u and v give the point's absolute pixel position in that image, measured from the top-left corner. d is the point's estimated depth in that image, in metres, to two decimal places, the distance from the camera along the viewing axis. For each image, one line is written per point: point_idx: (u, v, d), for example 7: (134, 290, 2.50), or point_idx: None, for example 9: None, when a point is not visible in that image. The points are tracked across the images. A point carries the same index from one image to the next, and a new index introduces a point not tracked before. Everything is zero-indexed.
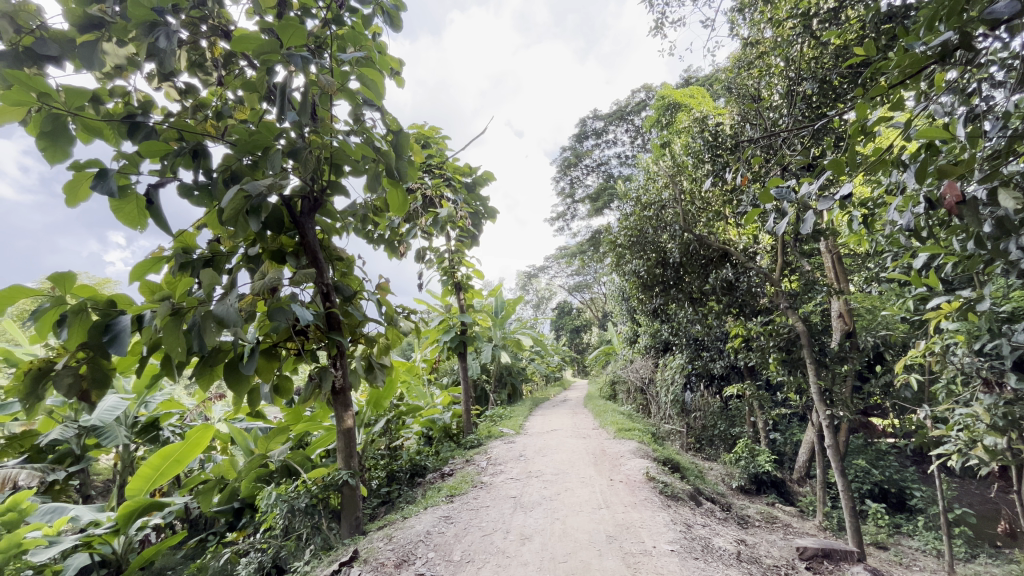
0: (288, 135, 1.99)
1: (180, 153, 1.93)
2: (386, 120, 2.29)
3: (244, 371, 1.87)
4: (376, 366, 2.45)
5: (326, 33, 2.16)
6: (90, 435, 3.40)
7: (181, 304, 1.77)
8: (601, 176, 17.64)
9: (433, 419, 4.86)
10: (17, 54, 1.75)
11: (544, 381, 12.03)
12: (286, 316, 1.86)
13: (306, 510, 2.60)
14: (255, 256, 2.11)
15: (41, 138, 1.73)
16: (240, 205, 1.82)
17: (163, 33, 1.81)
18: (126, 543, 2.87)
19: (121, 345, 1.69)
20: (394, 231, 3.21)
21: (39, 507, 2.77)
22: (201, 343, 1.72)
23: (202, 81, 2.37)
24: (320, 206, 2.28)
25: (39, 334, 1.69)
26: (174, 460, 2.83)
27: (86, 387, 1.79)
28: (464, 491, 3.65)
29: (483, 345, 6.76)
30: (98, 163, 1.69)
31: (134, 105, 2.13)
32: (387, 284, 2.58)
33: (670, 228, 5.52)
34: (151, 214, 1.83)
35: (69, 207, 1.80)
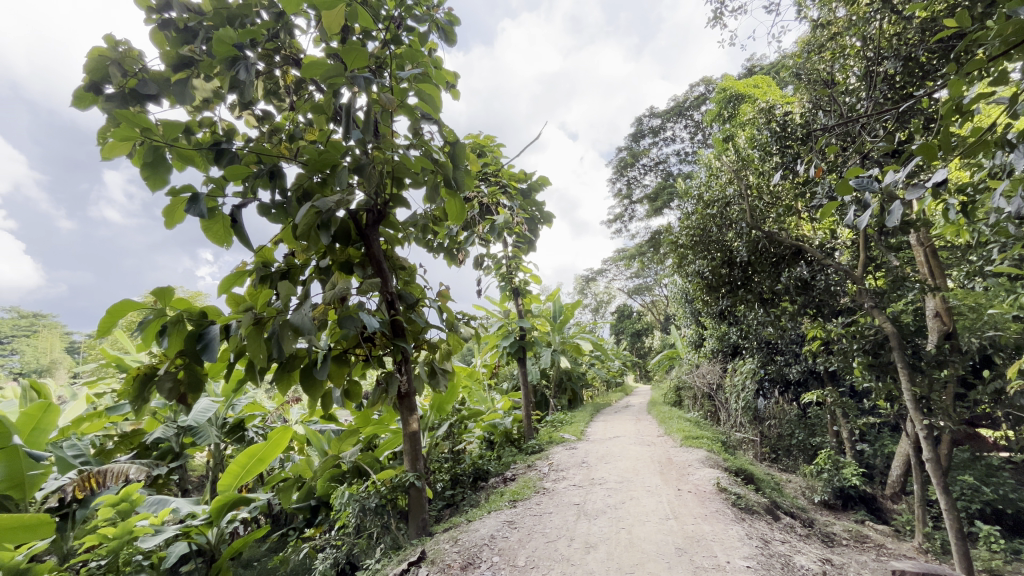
0: (352, 152, 2.10)
1: (259, 175, 2.09)
2: (443, 132, 2.37)
3: (318, 376, 1.98)
4: (439, 372, 2.53)
5: (386, 53, 2.27)
6: (187, 435, 3.72)
7: (262, 314, 1.92)
8: (659, 175, 17.15)
9: (494, 424, 4.90)
10: (124, 95, 1.99)
11: (605, 387, 11.80)
12: (354, 324, 1.96)
13: (376, 510, 2.69)
14: (326, 268, 2.24)
15: (144, 168, 1.95)
16: (312, 220, 1.94)
17: (242, 66, 1.99)
18: (219, 534, 3.09)
19: (211, 353, 1.85)
20: (452, 239, 3.31)
21: (145, 499, 2.97)
22: (280, 350, 1.85)
23: (277, 107, 2.56)
24: (384, 218, 2.39)
25: (144, 343, 1.89)
26: (257, 459, 3.06)
27: (183, 391, 1.97)
28: (527, 496, 3.65)
29: (542, 350, 6.75)
30: (190, 188, 1.87)
31: (220, 134, 2.34)
32: (447, 292, 2.65)
33: (736, 226, 5.19)
34: (235, 232, 1.99)
35: (168, 229, 2.01)
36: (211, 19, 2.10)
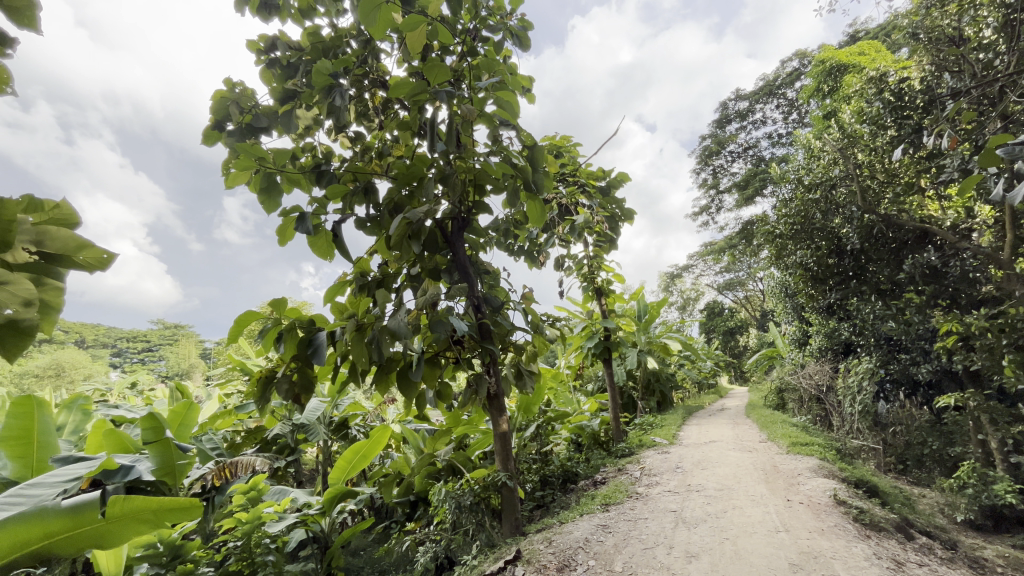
0: (437, 164, 2.20)
1: (355, 191, 2.25)
2: (522, 137, 2.40)
3: (413, 377, 2.10)
4: (525, 374, 2.56)
5: (464, 67, 2.36)
6: (300, 432, 4.05)
7: (363, 321, 2.07)
8: (750, 161, 16.02)
9: (582, 426, 4.85)
10: (242, 130, 2.26)
11: (697, 388, 11.18)
12: (445, 328, 2.05)
13: (471, 508, 2.76)
14: (416, 276, 2.36)
15: (260, 193, 2.19)
16: (404, 231, 2.05)
17: (337, 93, 2.16)
18: (331, 523, 3.35)
19: (320, 358, 2.03)
20: (533, 241, 3.34)
21: (270, 489, 3.33)
22: (380, 354, 1.98)
23: (367, 127, 2.75)
24: (468, 224, 2.47)
25: (265, 349, 2.11)
26: (362, 455, 3.30)
27: (297, 392, 2.18)
28: (620, 500, 3.56)
29: (628, 351, 6.57)
30: (297, 208, 2.07)
31: (320, 157, 2.57)
32: (531, 294, 2.68)
33: (843, 210, 4.96)
34: (337, 246, 2.17)
35: (281, 246, 2.23)
36: (310, 54, 2.32)
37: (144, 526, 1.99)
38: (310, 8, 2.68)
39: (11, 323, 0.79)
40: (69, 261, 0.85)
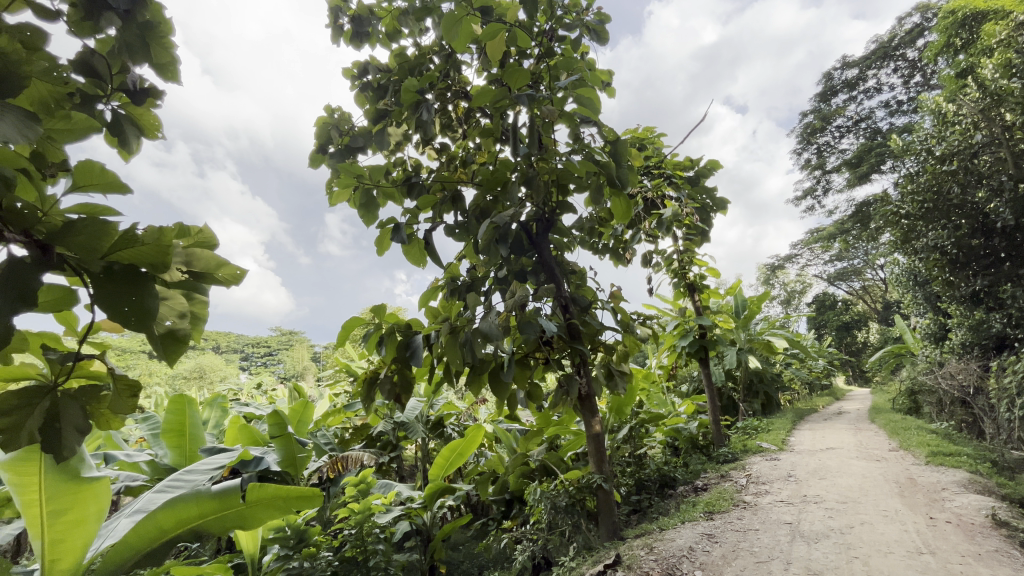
0: (520, 167, 2.23)
1: (443, 200, 2.35)
2: (604, 132, 2.37)
3: (506, 378, 2.13)
4: (617, 374, 2.51)
5: (543, 68, 2.37)
6: (400, 429, 4.27)
7: (456, 324, 2.14)
8: (863, 134, 14.34)
9: (679, 429, 4.64)
10: (342, 151, 2.47)
11: (807, 390, 10.18)
12: (534, 329, 2.07)
13: (567, 509, 2.75)
14: (504, 279, 2.41)
15: (360, 208, 2.37)
16: (492, 235, 2.10)
17: (424, 108, 2.28)
18: (432, 517, 3.50)
19: (418, 360, 2.14)
20: (618, 238, 3.26)
21: (377, 482, 3.51)
22: (473, 355, 2.04)
23: (451, 138, 2.87)
24: (552, 225, 2.48)
25: (368, 352, 2.27)
26: (458, 454, 3.44)
27: (398, 392, 2.30)
28: (725, 509, 3.35)
29: (726, 349, 6.17)
30: (393, 220, 2.21)
31: (410, 170, 2.72)
32: (620, 293, 2.62)
33: (990, 181, 4.31)
34: (429, 254, 2.28)
35: (379, 256, 2.40)
36: (398, 73, 2.47)
37: (273, 512, 2.23)
38: (396, 31, 2.84)
39: (170, 332, 0.93)
40: (212, 279, 0.98)
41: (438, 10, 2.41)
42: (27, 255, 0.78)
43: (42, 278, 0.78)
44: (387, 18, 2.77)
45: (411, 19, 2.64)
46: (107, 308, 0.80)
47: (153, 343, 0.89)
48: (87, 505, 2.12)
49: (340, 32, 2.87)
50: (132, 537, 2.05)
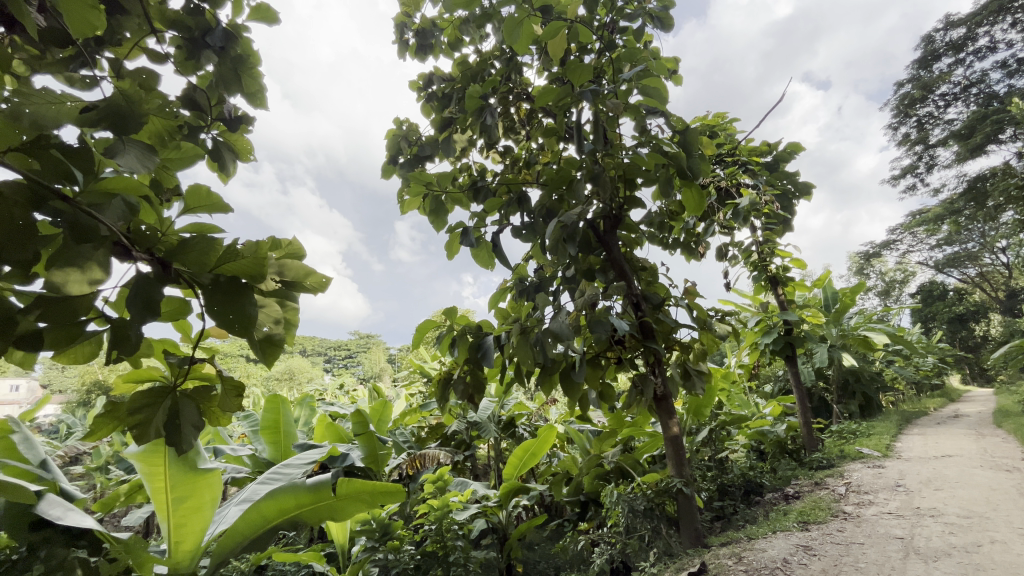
0: (585, 164, 2.19)
1: (509, 202, 2.37)
2: (672, 122, 2.29)
3: (578, 378, 2.11)
4: (694, 374, 2.40)
5: (605, 62, 2.33)
6: (474, 429, 4.36)
7: (526, 324, 2.15)
8: (974, 101, 12.70)
9: (764, 432, 4.35)
10: (412, 161, 2.58)
11: (915, 391, 9.14)
12: (605, 327, 2.03)
13: (645, 513, 2.73)
14: (572, 278, 2.39)
15: (430, 214, 2.45)
16: (559, 234, 2.09)
17: (488, 112, 2.32)
18: (508, 515, 3.53)
19: (490, 360, 2.18)
20: (689, 232, 3.12)
21: (453, 480, 3.60)
22: (545, 356, 2.04)
23: (514, 140, 2.90)
24: (620, 222, 2.42)
25: (441, 353, 2.35)
26: (531, 453, 3.46)
27: (471, 392, 2.35)
28: (822, 519, 3.08)
29: (816, 346, 5.70)
30: (462, 224, 2.27)
31: (475, 175, 2.78)
32: (695, 288, 2.51)
33: None
34: (497, 255, 2.32)
35: (449, 260, 2.47)
36: (461, 81, 2.54)
37: (361, 504, 2.37)
38: (458, 40, 2.92)
39: (268, 337, 1.01)
40: (302, 287, 1.06)
41: (499, 15, 2.44)
42: (150, 271, 0.88)
43: (162, 291, 0.87)
44: (449, 28, 2.85)
45: (472, 27, 2.70)
46: (215, 316, 0.89)
47: (254, 347, 0.98)
48: (204, 493, 2.37)
49: (406, 47, 3.00)
50: (241, 523, 2.27)
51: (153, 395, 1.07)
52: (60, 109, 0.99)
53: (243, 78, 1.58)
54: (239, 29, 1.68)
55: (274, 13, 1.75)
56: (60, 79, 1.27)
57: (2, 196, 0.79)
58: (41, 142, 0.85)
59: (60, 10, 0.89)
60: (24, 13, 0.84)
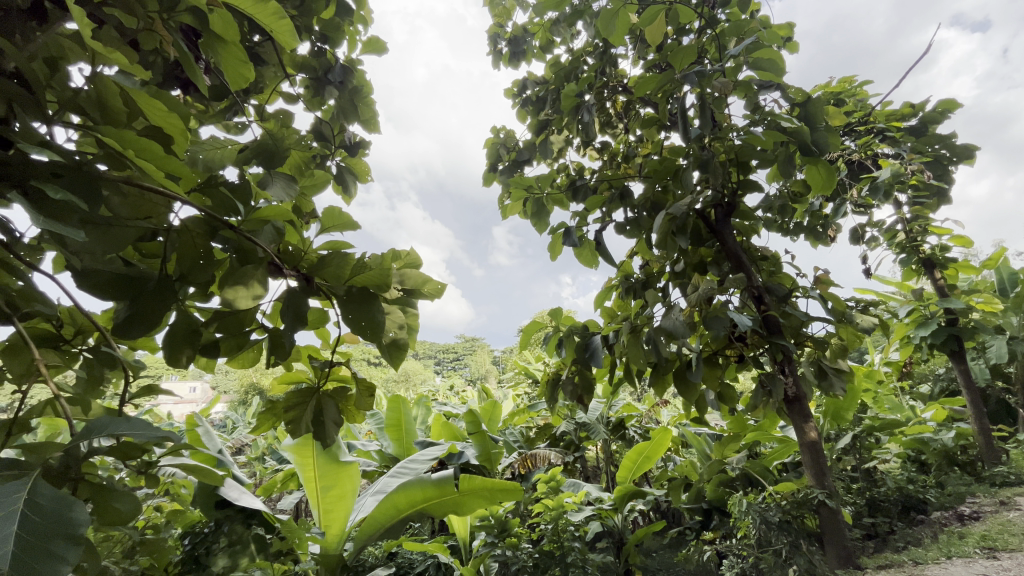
0: (692, 151, 2.07)
1: (611, 198, 2.32)
2: (790, 93, 2.07)
3: (694, 379, 1.99)
4: (832, 373, 2.13)
5: (705, 40, 2.20)
6: (583, 430, 4.32)
7: (636, 323, 2.07)
8: None
9: (924, 440, 3.73)
10: (511, 167, 2.66)
11: None
12: (724, 324, 1.88)
13: (781, 526, 2.47)
14: (683, 272, 2.28)
15: (531, 216, 2.49)
16: (668, 228, 1.99)
17: (584, 109, 2.29)
18: (624, 519, 3.43)
19: (598, 361, 2.14)
20: (815, 214, 2.80)
21: (566, 481, 3.58)
22: (659, 354, 1.95)
23: (612, 135, 2.84)
24: (734, 209, 2.24)
25: (549, 353, 2.37)
26: (645, 457, 3.33)
27: (581, 392, 2.34)
28: (1015, 547, 2.55)
29: (989, 339, 4.77)
30: (563, 225, 2.27)
31: (573, 174, 2.77)
32: (827, 276, 2.24)
33: None
34: (601, 254, 2.28)
35: (553, 261, 2.48)
36: (555, 83, 2.56)
37: (481, 501, 2.46)
38: (550, 42, 2.93)
39: (393, 342, 1.09)
40: (420, 294, 1.14)
41: (590, 10, 2.41)
42: (297, 284, 1.01)
43: (308, 302, 1.00)
44: (540, 32, 2.88)
45: (563, 26, 2.69)
46: (349, 323, 0.99)
47: (382, 351, 1.06)
48: (346, 483, 2.64)
49: (499, 56, 3.08)
50: (376, 512, 2.48)
51: (302, 395, 1.22)
52: (223, 152, 1.22)
53: (359, 106, 1.80)
54: (355, 64, 1.85)
55: (383, 43, 1.90)
56: (221, 128, 1.51)
57: (187, 229, 0.95)
58: (212, 180, 1.00)
59: (222, 68, 1.04)
60: (194, 73, 1.00)
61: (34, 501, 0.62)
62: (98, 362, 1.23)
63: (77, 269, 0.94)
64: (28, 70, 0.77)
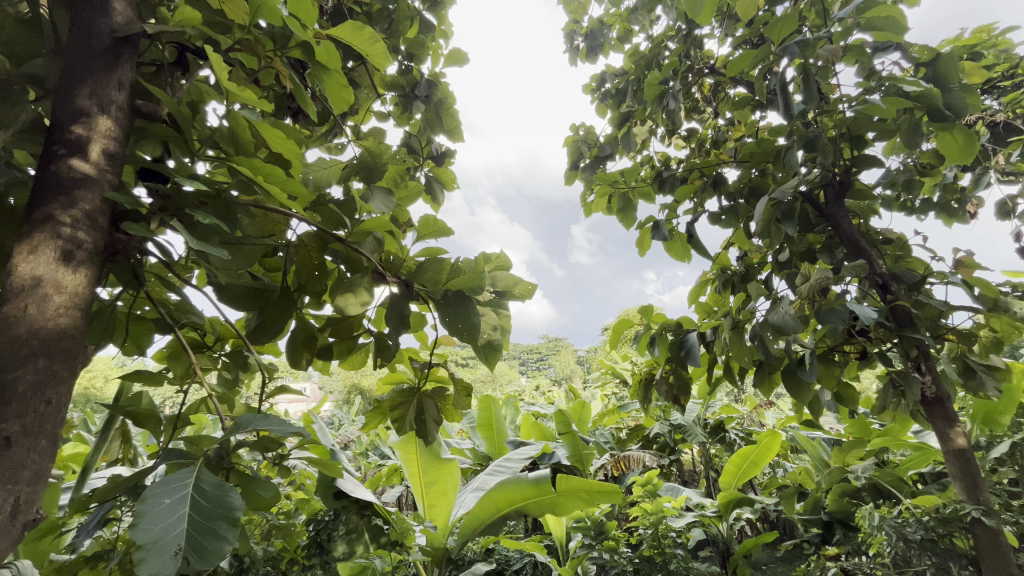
0: (795, 129, 1.89)
1: (703, 187, 2.19)
2: (914, 52, 1.82)
3: (807, 378, 1.82)
4: (982, 371, 1.84)
5: (805, 5, 2.00)
6: (678, 432, 4.13)
7: (737, 318, 1.93)
8: None
9: None
10: (593, 163, 2.62)
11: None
12: (842, 317, 1.69)
13: (924, 545, 2.18)
14: (788, 262, 2.10)
15: (618, 212, 2.43)
16: (771, 214, 1.83)
17: (670, 96, 2.19)
18: (729, 528, 3.19)
19: (696, 359, 2.04)
20: (950, 187, 2.43)
21: (663, 485, 3.44)
22: (767, 352, 1.80)
23: (699, 120, 2.70)
24: (848, 189, 2.01)
25: (641, 352, 2.30)
26: (751, 462, 3.10)
27: (677, 393, 2.24)
28: None
29: None
30: (652, 219, 2.19)
31: (659, 165, 2.67)
32: (971, 259, 1.94)
33: None
34: (694, 246, 2.16)
35: (641, 256, 2.41)
36: (635, 73, 2.48)
37: (580, 502, 2.43)
38: (628, 31, 2.85)
39: (488, 343, 1.11)
40: (512, 295, 1.15)
41: None
42: (398, 290, 1.07)
43: (409, 306, 1.06)
44: (618, 22, 2.81)
45: (642, 13, 2.60)
46: (447, 326, 1.03)
47: (477, 352, 1.08)
48: (447, 480, 2.76)
49: (576, 53, 3.05)
50: (476, 509, 2.56)
51: (405, 394, 1.30)
52: (330, 171, 1.33)
53: (444, 117, 1.87)
54: (439, 77, 1.93)
55: (464, 53, 1.96)
56: (325, 149, 1.65)
57: (304, 244, 1.05)
58: (322, 198, 1.09)
59: (327, 94, 1.13)
60: (305, 101, 1.09)
61: (199, 486, 0.72)
62: (234, 366, 1.41)
63: (217, 283, 1.07)
64: (179, 113, 0.89)
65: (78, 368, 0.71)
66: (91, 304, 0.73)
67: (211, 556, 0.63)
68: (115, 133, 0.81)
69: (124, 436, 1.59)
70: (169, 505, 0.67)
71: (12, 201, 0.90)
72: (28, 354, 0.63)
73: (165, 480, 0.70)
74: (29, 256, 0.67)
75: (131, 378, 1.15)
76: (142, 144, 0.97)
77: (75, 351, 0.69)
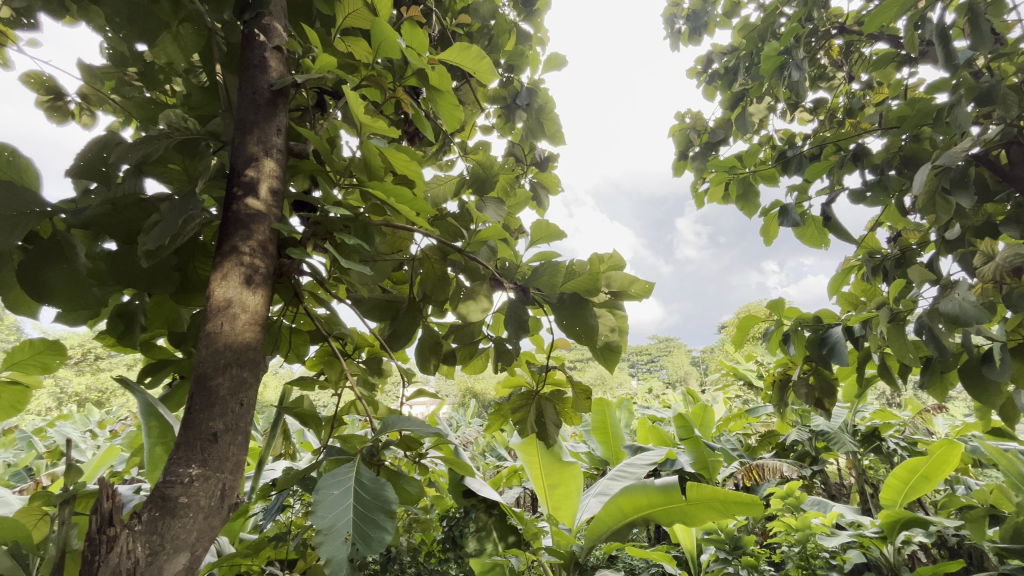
0: (961, 81, 1.59)
1: (841, 162, 1.93)
2: None
3: (997, 377, 1.51)
4: None
5: None
6: (821, 440, 3.68)
7: (895, 308, 1.66)
8: None
9: None
10: (705, 150, 2.45)
11: None
12: None
13: None
14: (959, 239, 1.77)
15: (738, 199, 2.24)
16: (935, 185, 1.56)
17: (793, 66, 1.97)
18: (897, 552, 2.72)
19: (843, 357, 1.79)
20: None
21: (807, 498, 3.08)
22: (940, 346, 1.52)
23: (828, 89, 2.40)
24: None
25: (775, 351, 2.08)
26: (921, 476, 2.65)
27: (820, 396, 2.01)
28: None
29: None
30: (779, 203, 1.99)
31: (780, 144, 2.42)
32: None
33: None
34: (832, 230, 1.92)
35: (768, 246, 2.20)
36: (747, 48, 2.29)
37: (713, 512, 2.27)
38: (736, 4, 2.64)
39: (607, 344, 1.08)
40: (628, 294, 1.12)
41: None
42: (515, 296, 1.09)
43: (527, 310, 1.08)
44: None
45: None
46: (565, 328, 1.04)
47: (595, 354, 1.07)
48: (570, 483, 2.77)
49: (678, 37, 2.90)
50: (601, 515, 2.52)
51: (524, 398, 1.33)
52: (447, 186, 1.40)
53: (545, 123, 1.89)
54: (538, 83, 1.95)
55: (563, 56, 1.96)
56: (437, 167, 1.76)
57: (428, 257, 1.13)
58: (441, 213, 1.16)
59: (440, 114, 1.20)
60: (422, 124, 1.18)
61: (360, 480, 0.80)
62: (372, 371, 1.55)
63: (356, 296, 1.19)
64: (322, 149, 1.01)
65: (262, 374, 0.83)
66: (267, 319, 0.85)
67: (374, 545, 0.69)
68: (277, 172, 0.94)
69: (286, 434, 1.83)
70: (336, 495, 0.75)
71: (202, 238, 1.09)
72: (226, 363, 0.76)
73: (333, 473, 0.79)
74: (222, 282, 0.80)
75: (293, 383, 1.32)
76: (294, 179, 1.11)
77: (258, 360, 0.81)
